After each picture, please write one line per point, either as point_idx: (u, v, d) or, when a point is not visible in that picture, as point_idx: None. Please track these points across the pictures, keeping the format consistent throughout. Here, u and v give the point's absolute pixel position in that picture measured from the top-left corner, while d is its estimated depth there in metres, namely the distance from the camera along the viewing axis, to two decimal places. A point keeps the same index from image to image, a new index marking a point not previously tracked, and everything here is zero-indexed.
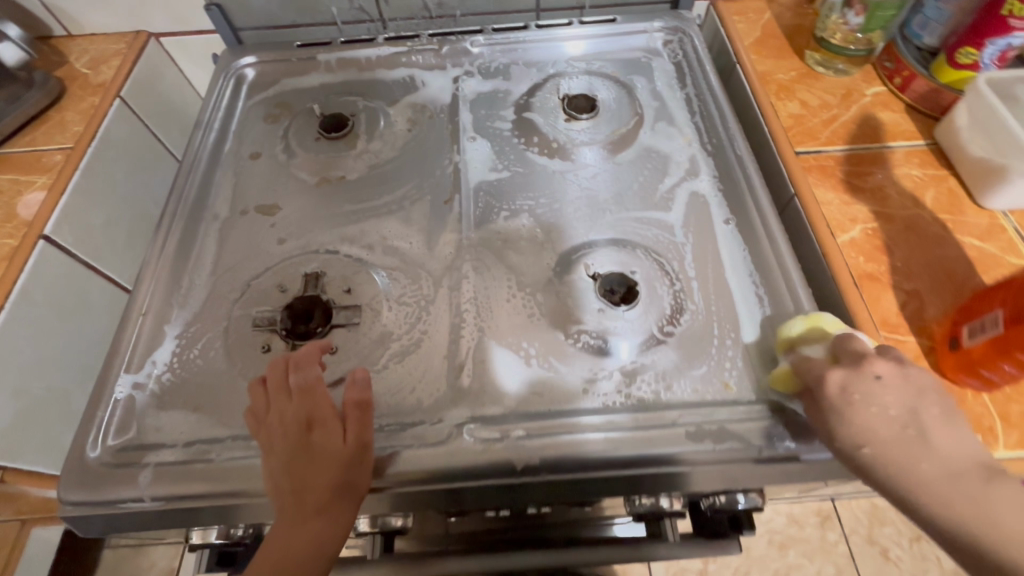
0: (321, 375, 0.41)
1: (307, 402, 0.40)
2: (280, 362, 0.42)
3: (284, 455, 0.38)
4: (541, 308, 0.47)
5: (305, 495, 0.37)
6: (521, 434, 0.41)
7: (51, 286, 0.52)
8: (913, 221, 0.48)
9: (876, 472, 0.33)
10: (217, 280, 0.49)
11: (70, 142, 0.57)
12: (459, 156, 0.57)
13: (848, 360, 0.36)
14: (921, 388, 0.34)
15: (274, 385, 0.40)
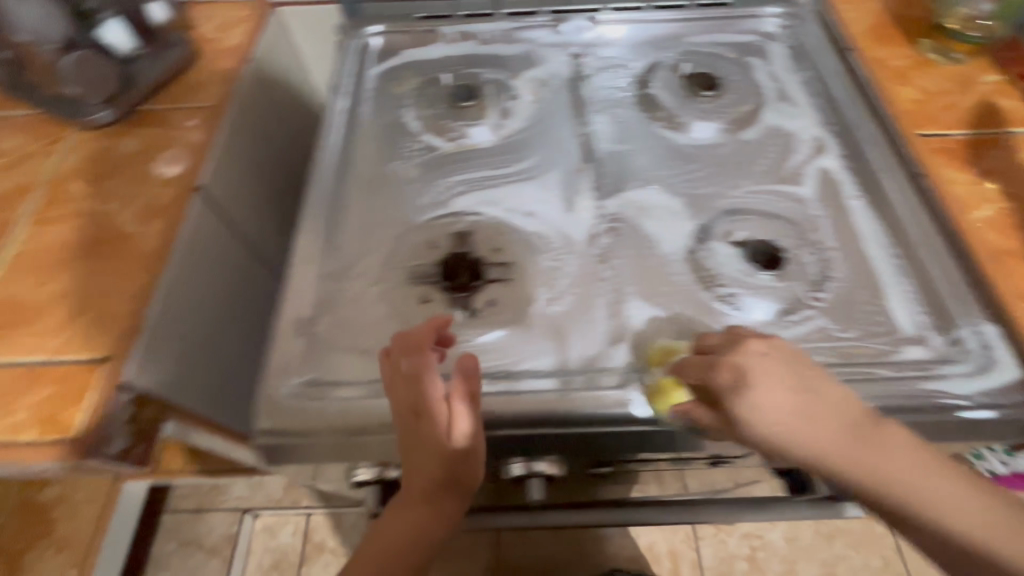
0: (432, 357, 0.40)
1: (413, 390, 0.39)
2: (397, 340, 0.41)
3: (398, 438, 0.39)
4: (687, 272, 0.48)
5: (412, 483, 0.39)
6: None
7: (201, 237, 0.54)
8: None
9: (785, 451, 0.35)
10: (368, 236, 0.51)
11: (211, 101, 0.59)
12: (586, 128, 0.59)
13: (726, 348, 0.37)
14: (788, 361, 0.36)
15: (387, 370, 0.40)
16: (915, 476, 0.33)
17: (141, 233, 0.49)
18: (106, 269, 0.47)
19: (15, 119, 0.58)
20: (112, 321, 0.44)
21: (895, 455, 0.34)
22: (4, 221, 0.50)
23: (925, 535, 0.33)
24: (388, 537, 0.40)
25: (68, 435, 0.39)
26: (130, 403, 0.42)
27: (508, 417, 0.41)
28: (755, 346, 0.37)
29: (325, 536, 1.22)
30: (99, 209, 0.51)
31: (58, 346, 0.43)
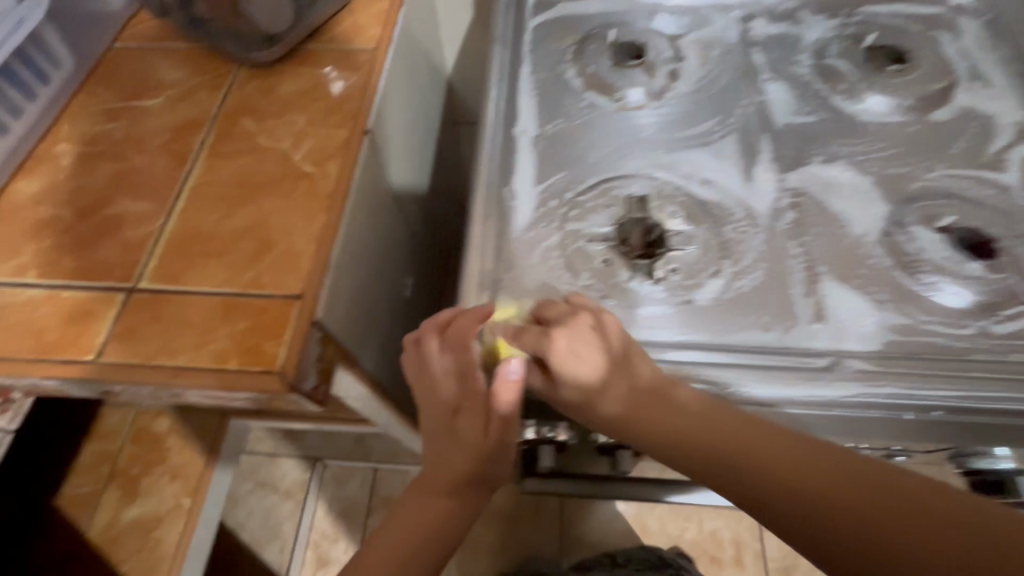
0: (478, 353, 0.40)
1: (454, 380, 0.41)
2: (436, 320, 0.42)
3: (433, 427, 0.43)
4: (884, 255, 0.46)
5: (441, 477, 0.43)
6: (899, 372, 0.40)
7: (368, 182, 0.53)
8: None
9: (686, 444, 0.36)
10: (541, 193, 0.50)
11: (372, 43, 0.57)
12: (759, 97, 0.56)
13: (563, 317, 0.39)
14: (614, 343, 0.39)
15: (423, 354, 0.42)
16: (816, 476, 0.33)
17: (318, 172, 0.49)
18: (288, 206, 0.47)
19: (180, 52, 0.58)
20: (300, 258, 0.44)
21: (758, 443, 0.35)
22: (181, 152, 0.51)
23: (814, 539, 0.32)
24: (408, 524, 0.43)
25: (273, 366, 0.39)
26: (320, 340, 0.42)
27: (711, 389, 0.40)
28: (586, 318, 0.39)
29: (391, 491, 1.26)
30: (273, 145, 0.50)
31: (251, 278, 0.43)
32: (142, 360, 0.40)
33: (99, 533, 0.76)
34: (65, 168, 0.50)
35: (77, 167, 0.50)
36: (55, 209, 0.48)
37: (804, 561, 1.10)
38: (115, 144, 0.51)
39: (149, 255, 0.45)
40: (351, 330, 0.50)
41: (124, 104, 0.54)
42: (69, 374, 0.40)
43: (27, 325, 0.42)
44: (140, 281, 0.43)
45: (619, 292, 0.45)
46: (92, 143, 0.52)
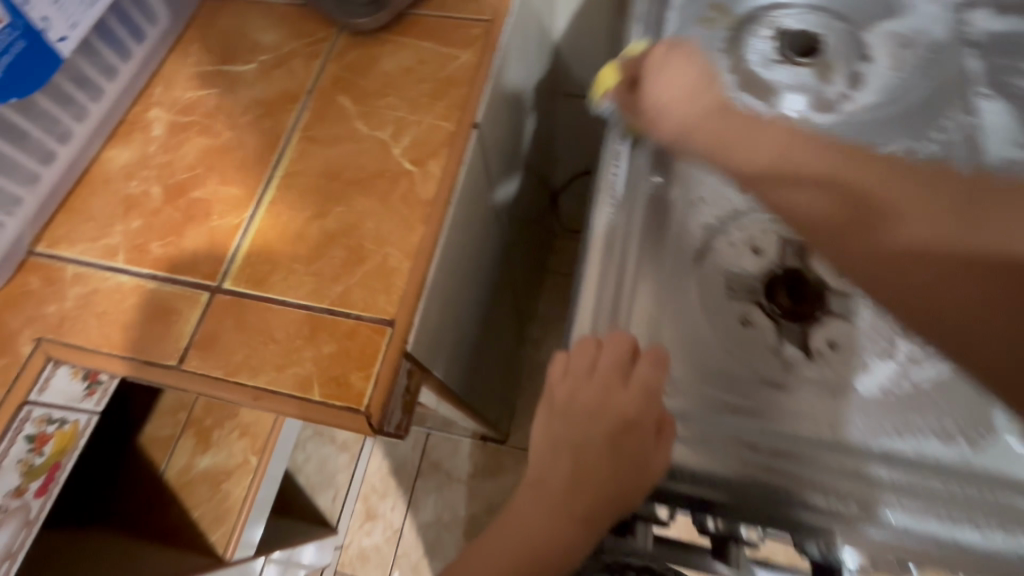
0: (645, 378, 0.31)
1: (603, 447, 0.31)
2: (591, 341, 0.33)
3: (582, 443, 0.32)
4: None
5: (579, 501, 0.31)
6: None
7: (472, 181, 0.47)
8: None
9: (796, 195, 0.33)
10: (671, 221, 0.41)
11: (488, 13, 0.49)
12: (969, 119, 0.44)
13: (668, 43, 0.40)
14: (711, 78, 0.38)
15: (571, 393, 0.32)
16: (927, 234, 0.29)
17: (419, 172, 0.43)
18: (384, 210, 0.41)
19: (276, 9, 0.52)
20: (394, 275, 0.39)
21: (907, 206, 0.30)
22: (272, 131, 0.46)
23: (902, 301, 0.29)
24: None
25: (359, 406, 0.35)
26: (408, 373, 0.39)
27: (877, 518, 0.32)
28: (690, 48, 0.40)
29: (441, 457, 1.24)
30: (371, 132, 0.45)
31: (340, 294, 0.39)
32: (225, 373, 0.37)
33: (176, 476, 0.79)
34: (156, 138, 0.47)
35: (168, 138, 0.47)
36: (146, 186, 0.45)
37: None
38: (207, 114, 0.47)
39: (235, 252, 0.41)
40: (438, 350, 0.45)
41: (217, 68, 0.50)
42: (153, 376, 0.38)
43: (113, 316, 0.40)
44: (226, 282, 0.40)
45: (766, 363, 0.36)
46: (184, 112, 0.48)
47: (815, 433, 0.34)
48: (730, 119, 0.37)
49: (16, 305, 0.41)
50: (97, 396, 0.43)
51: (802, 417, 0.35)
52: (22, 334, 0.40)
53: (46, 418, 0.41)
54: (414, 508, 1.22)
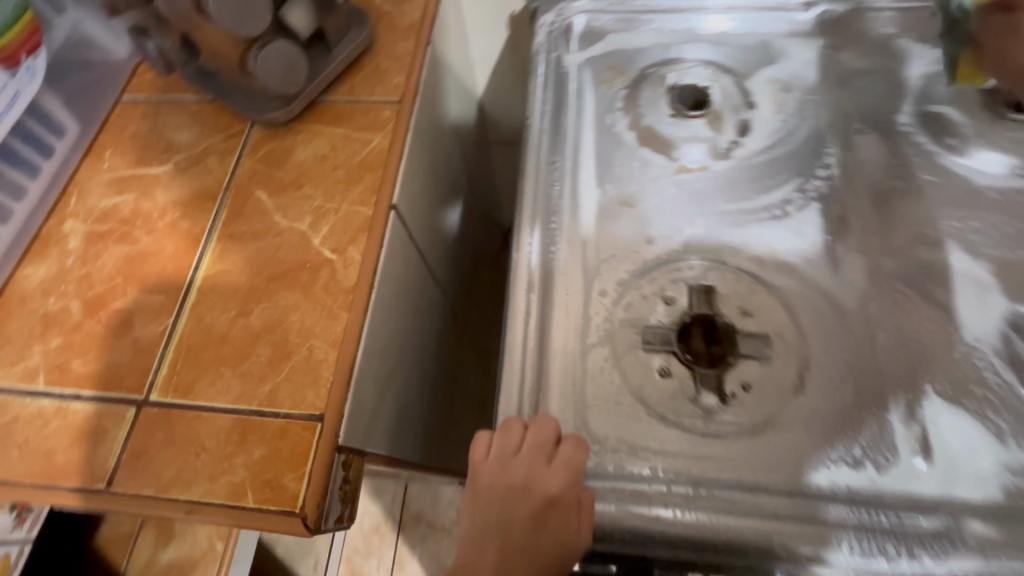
0: (566, 457, 0.34)
1: (525, 515, 0.34)
2: (518, 421, 0.36)
3: (510, 522, 0.35)
4: (999, 364, 0.38)
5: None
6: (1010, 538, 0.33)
7: (396, 259, 0.48)
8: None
9: None
10: (587, 284, 0.43)
11: (396, 94, 0.51)
12: (846, 154, 0.47)
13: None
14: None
15: (497, 477, 0.35)
16: None
17: (339, 259, 0.44)
18: (308, 302, 0.42)
19: (189, 107, 0.53)
20: (320, 367, 0.40)
21: None
22: (190, 233, 0.46)
23: None
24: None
25: (294, 508, 0.35)
26: (343, 465, 0.39)
27: (798, 561, 0.34)
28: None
29: (422, 508, 1.23)
30: (291, 224, 0.46)
31: (268, 394, 0.39)
32: (154, 491, 0.37)
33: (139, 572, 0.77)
34: (73, 251, 0.47)
35: (86, 249, 0.47)
36: (64, 301, 0.44)
37: None
38: (124, 222, 0.48)
39: (159, 362, 0.41)
40: (377, 429, 0.46)
41: (133, 172, 0.50)
42: (81, 503, 0.37)
43: (35, 444, 0.39)
44: (151, 394, 0.40)
45: (685, 414, 0.38)
46: (102, 221, 0.48)
47: (736, 475, 0.36)
48: None
49: None
50: (26, 522, 0.55)
51: (722, 464, 0.37)
52: None
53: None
54: (399, 565, 1.19)
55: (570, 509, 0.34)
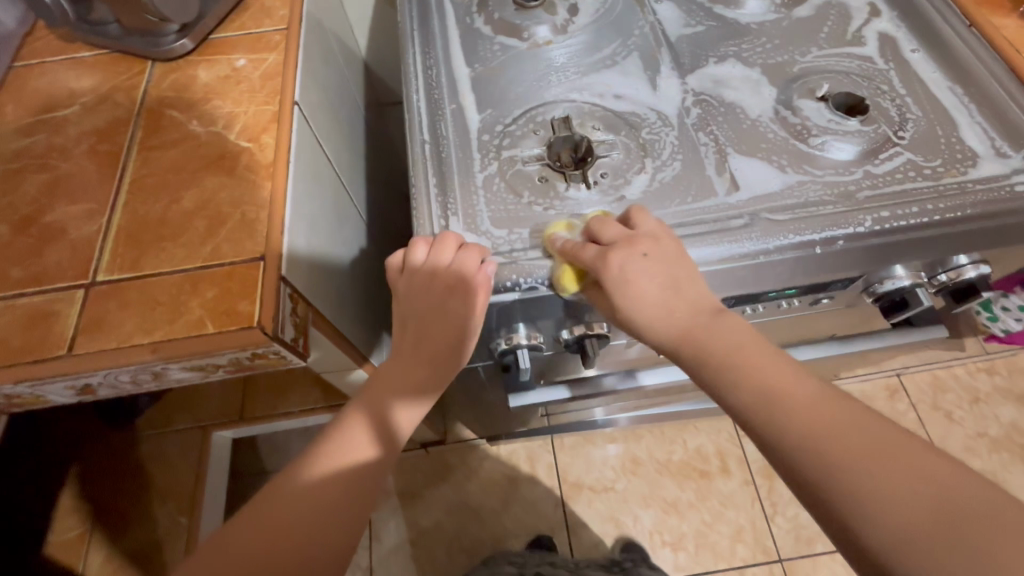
0: (461, 259, 0.43)
1: (433, 309, 0.44)
2: (423, 241, 0.45)
3: (423, 313, 0.44)
4: (778, 128, 0.52)
5: (421, 353, 0.45)
6: (788, 216, 0.46)
7: (308, 152, 0.55)
8: (699, 339, 0.39)
9: None
10: (472, 132, 0.53)
11: (282, 22, 0.59)
12: (652, 17, 0.61)
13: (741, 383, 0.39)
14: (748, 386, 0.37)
15: (409, 286, 0.44)
16: None
17: (256, 146, 0.50)
18: (233, 181, 0.48)
19: (86, 59, 0.57)
20: (255, 224, 0.46)
21: None
22: (110, 152, 0.51)
23: None
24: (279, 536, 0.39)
25: (251, 322, 0.41)
26: (291, 296, 0.45)
27: None
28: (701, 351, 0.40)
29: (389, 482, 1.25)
30: (206, 129, 0.51)
31: (210, 251, 0.44)
32: (118, 342, 0.41)
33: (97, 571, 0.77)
34: None
35: (3, 183, 0.49)
36: None
37: None
38: (40, 156, 0.51)
39: (100, 251, 0.45)
40: (316, 292, 0.52)
41: (40, 118, 0.53)
42: (45, 370, 0.41)
43: None
44: (99, 274, 0.44)
45: (562, 201, 0.48)
46: (15, 159, 0.51)
47: None
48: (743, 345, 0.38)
49: None
50: None
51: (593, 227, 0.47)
52: None
53: None
54: (377, 540, 1.19)
55: (470, 293, 0.42)
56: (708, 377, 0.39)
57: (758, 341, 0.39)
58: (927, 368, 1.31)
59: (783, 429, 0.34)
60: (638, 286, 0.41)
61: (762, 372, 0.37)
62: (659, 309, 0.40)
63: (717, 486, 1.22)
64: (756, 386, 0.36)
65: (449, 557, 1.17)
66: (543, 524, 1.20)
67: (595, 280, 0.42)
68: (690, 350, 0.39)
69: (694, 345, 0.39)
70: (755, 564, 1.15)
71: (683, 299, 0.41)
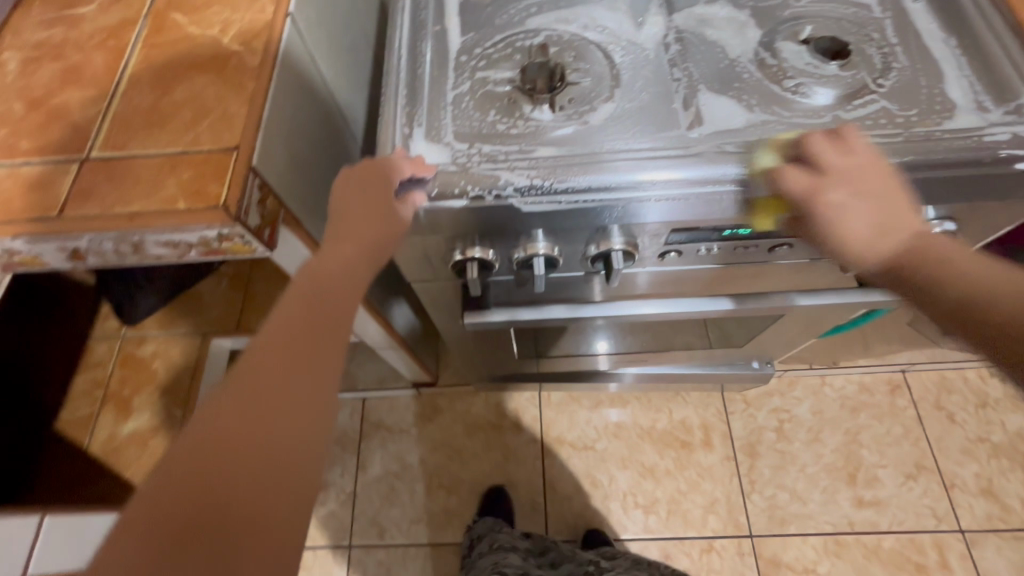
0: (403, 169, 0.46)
1: (364, 211, 0.46)
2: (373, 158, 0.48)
3: (359, 213, 0.46)
4: (755, 69, 0.52)
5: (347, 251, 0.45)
6: (735, 149, 0.46)
7: (299, 64, 0.58)
8: (919, 256, 0.38)
9: None
10: (450, 53, 0.54)
11: None
12: None
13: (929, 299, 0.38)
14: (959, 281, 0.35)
15: (335, 196, 0.47)
16: None
17: (245, 50, 0.53)
18: (221, 79, 0.51)
19: None
20: (233, 118, 0.49)
21: None
22: (117, 47, 0.55)
23: None
24: (250, 461, 0.36)
25: (215, 201, 0.45)
26: (259, 187, 0.48)
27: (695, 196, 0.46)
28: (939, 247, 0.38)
29: (381, 417, 1.31)
30: (204, 32, 0.55)
31: (190, 139, 0.48)
32: (101, 209, 0.45)
33: (100, 447, 0.85)
34: (11, 71, 0.54)
35: (23, 68, 0.54)
36: (7, 104, 0.52)
37: (768, 438, 1.24)
38: (57, 47, 0.55)
39: (97, 133, 0.49)
40: (292, 193, 0.55)
41: (61, 14, 0.58)
42: (40, 229, 0.46)
43: None
44: (93, 152, 0.48)
45: (525, 122, 0.50)
46: (35, 48, 0.55)
47: (557, 150, 0.48)
48: (936, 245, 0.38)
49: None
50: None
51: (548, 146, 0.48)
52: None
53: None
54: (364, 468, 1.26)
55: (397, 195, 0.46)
56: (912, 285, 0.38)
57: (980, 255, 0.36)
58: (936, 367, 1.27)
59: (993, 327, 0.32)
60: (849, 220, 0.41)
61: (959, 266, 0.36)
62: (875, 236, 0.40)
63: (698, 458, 1.23)
64: (959, 291, 0.35)
65: (429, 491, 1.23)
66: (522, 472, 1.24)
67: (801, 214, 0.44)
68: (912, 265, 0.38)
69: (914, 264, 0.38)
70: (725, 535, 1.16)
71: (895, 226, 0.40)
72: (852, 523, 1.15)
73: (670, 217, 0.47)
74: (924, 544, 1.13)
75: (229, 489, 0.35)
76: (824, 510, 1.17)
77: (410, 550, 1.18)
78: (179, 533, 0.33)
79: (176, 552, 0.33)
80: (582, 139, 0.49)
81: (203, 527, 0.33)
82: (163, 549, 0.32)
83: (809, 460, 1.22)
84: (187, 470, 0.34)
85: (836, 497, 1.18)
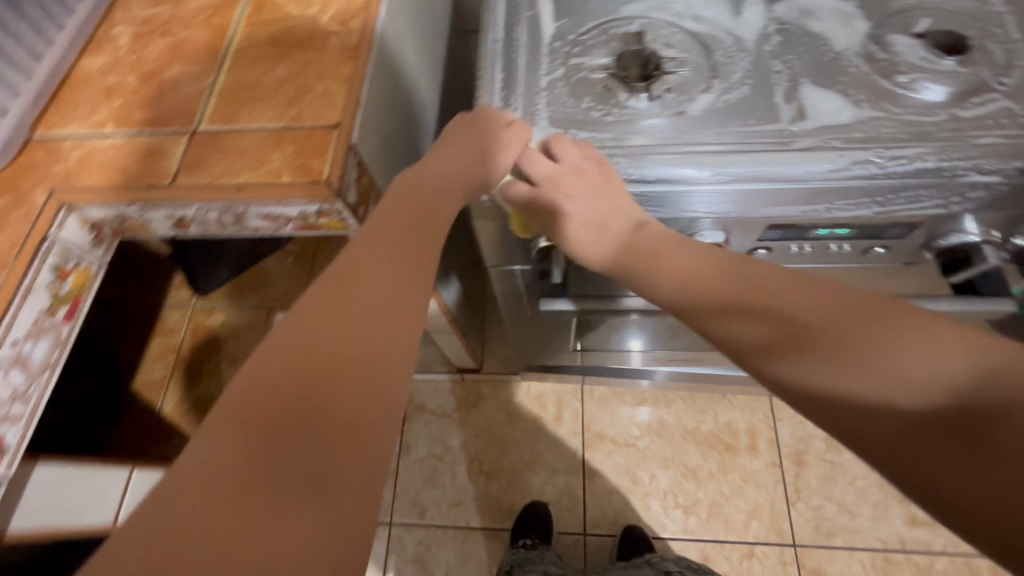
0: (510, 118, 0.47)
1: (463, 149, 0.46)
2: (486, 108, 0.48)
3: (460, 150, 0.46)
4: (863, 62, 0.50)
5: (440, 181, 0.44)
6: (839, 142, 0.45)
7: (390, 46, 0.59)
8: (628, 253, 0.42)
9: None
10: (544, 37, 0.54)
11: None
12: None
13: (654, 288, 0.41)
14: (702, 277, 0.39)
15: (442, 136, 0.49)
16: None
17: (344, 30, 0.54)
18: (321, 58, 0.53)
19: None
20: (334, 96, 0.50)
21: None
22: (221, 25, 0.56)
23: None
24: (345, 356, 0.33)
25: (320, 177, 0.46)
26: (357, 164, 0.49)
27: (745, 175, 0.45)
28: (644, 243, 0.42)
29: (424, 399, 1.33)
30: (303, 12, 0.56)
31: (293, 115, 0.49)
32: (211, 179, 0.47)
33: (172, 409, 0.92)
34: (123, 44, 0.56)
35: (134, 42, 0.56)
36: (121, 77, 0.54)
37: (816, 447, 1.21)
38: (165, 23, 0.57)
39: (205, 107, 0.51)
40: (381, 173, 0.57)
41: None
42: (154, 197, 0.48)
43: (111, 164, 0.49)
44: (201, 125, 0.50)
45: (620, 109, 0.49)
46: (145, 23, 0.58)
47: (653, 138, 0.47)
48: (648, 240, 0.42)
49: (27, 173, 0.49)
50: (67, 278, 0.49)
51: (644, 134, 0.48)
52: (36, 189, 0.48)
53: (65, 255, 0.49)
54: (406, 449, 1.28)
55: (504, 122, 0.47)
56: (634, 278, 0.42)
57: (674, 240, 0.42)
58: None
59: (701, 315, 0.38)
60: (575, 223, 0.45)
61: (675, 264, 0.40)
62: (599, 232, 0.44)
63: (742, 462, 1.21)
64: (671, 278, 0.40)
65: (469, 476, 1.25)
66: (562, 462, 1.25)
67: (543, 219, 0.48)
68: (627, 262, 0.43)
69: (633, 260, 0.42)
70: (767, 542, 1.14)
71: (609, 222, 0.44)
72: (903, 541, 1.12)
73: (717, 210, 0.48)
74: (979, 568, 1.09)
75: (324, 387, 0.31)
76: (872, 525, 1.13)
77: (449, 531, 1.20)
78: (269, 426, 0.30)
79: (266, 444, 0.29)
80: (679, 127, 0.48)
81: (301, 409, 0.31)
82: (256, 440, 0.29)
83: (859, 473, 1.18)
84: (279, 359, 0.32)
85: (886, 513, 1.14)
